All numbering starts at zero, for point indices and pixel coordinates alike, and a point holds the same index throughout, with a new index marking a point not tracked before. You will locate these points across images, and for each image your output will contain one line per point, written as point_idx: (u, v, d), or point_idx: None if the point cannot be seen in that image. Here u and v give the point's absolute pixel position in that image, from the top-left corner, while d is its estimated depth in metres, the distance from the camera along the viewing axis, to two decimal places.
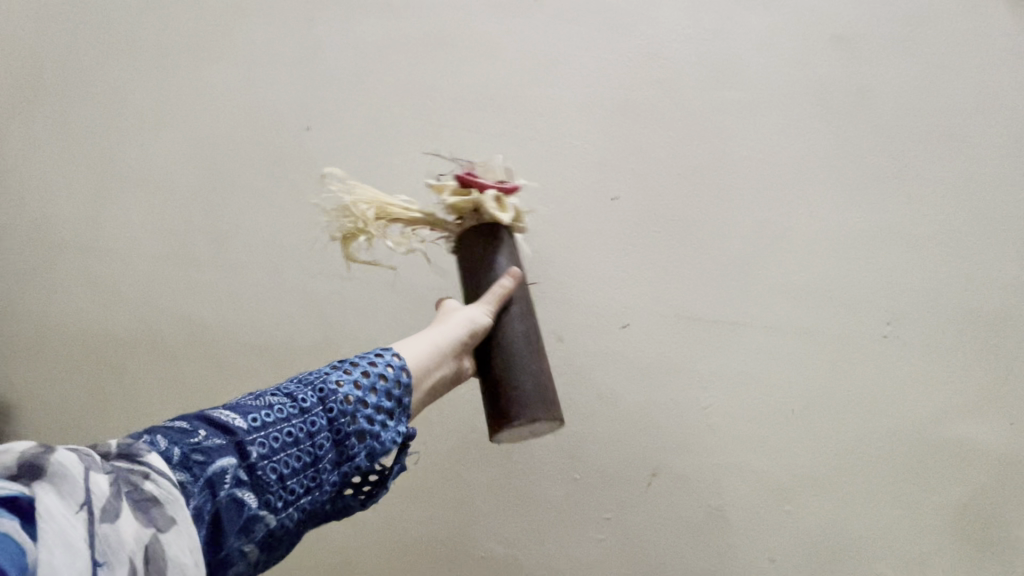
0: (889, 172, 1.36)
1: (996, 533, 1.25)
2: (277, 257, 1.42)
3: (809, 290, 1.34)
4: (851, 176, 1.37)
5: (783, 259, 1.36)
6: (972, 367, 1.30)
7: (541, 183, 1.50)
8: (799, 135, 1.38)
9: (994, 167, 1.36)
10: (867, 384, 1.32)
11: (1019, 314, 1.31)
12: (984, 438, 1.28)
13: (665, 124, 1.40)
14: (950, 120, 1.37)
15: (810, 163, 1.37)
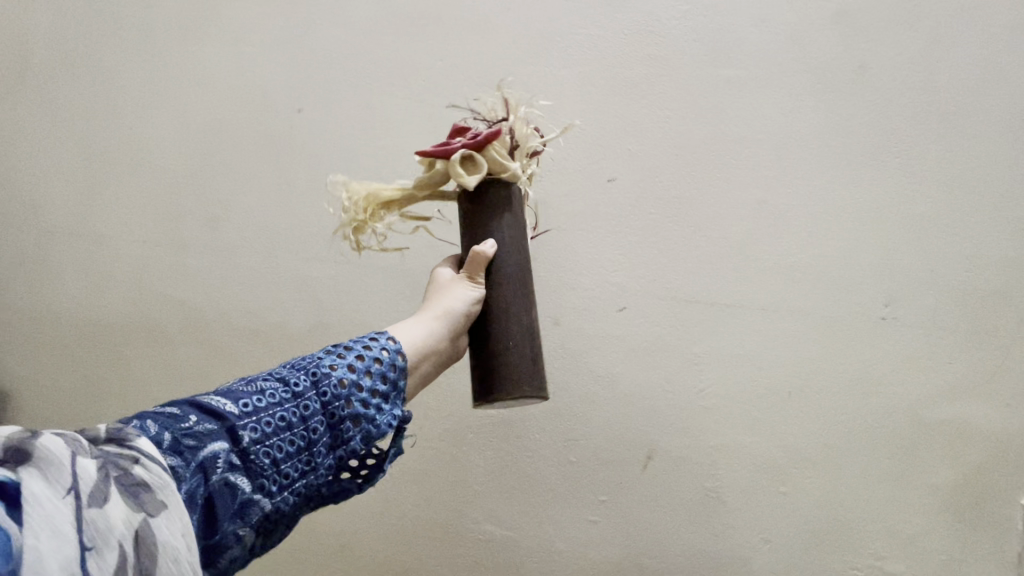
0: (705, 153, 1.35)
1: (712, 512, 1.28)
2: (107, 171, 1.55)
3: (588, 259, 1.36)
4: (657, 158, 1.36)
5: (569, 227, 1.37)
6: (741, 355, 1.31)
7: (359, 105, 1.49)
8: (620, 101, 1.38)
9: (867, 167, 1.33)
10: (615, 359, 1.34)
11: (760, 334, 1.31)
12: (717, 425, 1.30)
13: (480, 67, 1.44)
14: (863, 123, 1.34)
15: (626, 135, 1.37)
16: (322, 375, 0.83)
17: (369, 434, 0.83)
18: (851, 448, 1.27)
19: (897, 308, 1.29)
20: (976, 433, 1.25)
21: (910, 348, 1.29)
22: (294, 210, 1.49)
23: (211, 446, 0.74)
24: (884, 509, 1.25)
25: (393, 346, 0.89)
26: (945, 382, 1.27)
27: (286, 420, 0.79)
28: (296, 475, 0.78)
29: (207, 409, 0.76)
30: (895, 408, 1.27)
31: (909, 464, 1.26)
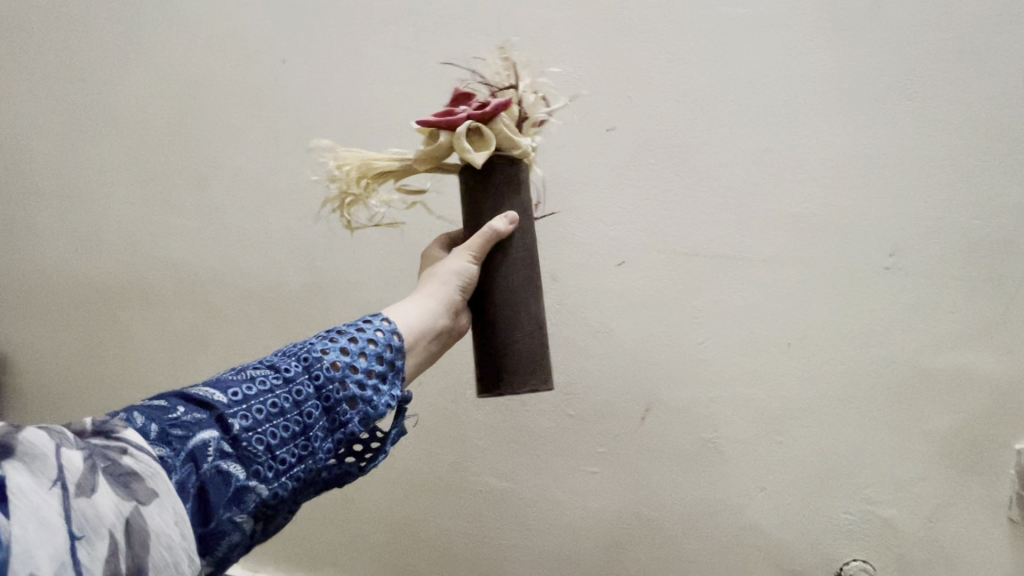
0: (702, 84, 1.14)
1: (709, 471, 1.17)
2: (75, 126, 1.49)
3: (577, 205, 1.21)
4: (654, 94, 1.16)
5: (554, 172, 1.21)
6: (750, 308, 1.14)
7: (307, 39, 1.32)
8: (601, 28, 1.17)
9: (901, 87, 1.08)
10: (611, 312, 1.20)
11: (794, 289, 1.13)
12: (719, 383, 1.16)
13: None
14: (902, 36, 1.08)
15: (613, 67, 1.17)
16: (313, 359, 0.72)
17: (368, 416, 0.72)
18: (866, 409, 1.11)
19: (912, 256, 1.09)
20: (977, 384, 1.08)
21: (929, 300, 1.09)
22: (253, 159, 1.37)
23: (200, 434, 0.64)
24: (893, 471, 1.11)
25: (385, 327, 0.78)
26: (959, 335, 1.08)
27: (280, 405, 0.69)
28: (292, 463, 0.68)
29: (194, 398, 0.66)
30: (903, 362, 1.10)
31: (906, 421, 1.10)
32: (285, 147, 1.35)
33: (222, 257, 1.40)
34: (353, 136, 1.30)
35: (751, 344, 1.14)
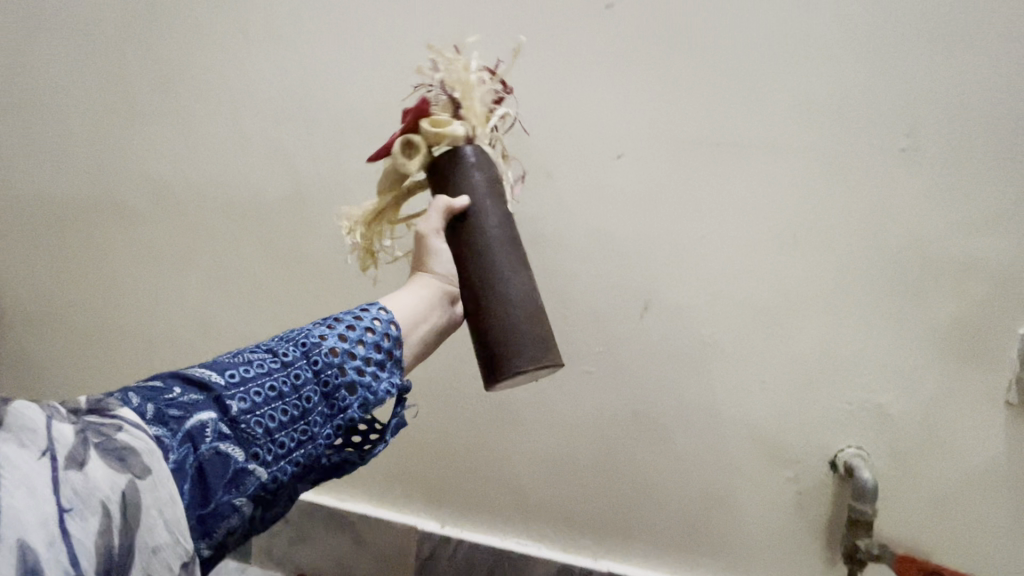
0: (732, 61, 0.68)
1: None
2: None
3: (568, 262, 0.75)
4: (624, 74, 0.71)
5: (538, 209, 0.76)
6: (847, 440, 0.69)
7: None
8: None
9: (926, 50, 0.63)
10: (620, 431, 0.76)
11: (931, 417, 0.67)
12: (791, 552, 0.72)
13: None
14: None
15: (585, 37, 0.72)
16: (312, 340, 0.47)
17: (368, 404, 0.47)
18: (798, 556, 0.72)
19: (922, 337, 0.66)
20: (901, 511, 0.68)
21: (790, 380, 0.70)
22: (117, 185, 0.96)
23: (195, 415, 0.41)
24: None
25: (381, 314, 0.49)
26: (956, 452, 0.66)
27: (276, 390, 0.45)
28: (293, 448, 0.45)
29: (194, 372, 0.43)
30: (754, 471, 0.72)
31: (790, 559, 0.72)
32: (156, 166, 0.94)
33: (119, 315, 0.99)
34: (246, 151, 0.88)
35: (908, 516, 0.68)
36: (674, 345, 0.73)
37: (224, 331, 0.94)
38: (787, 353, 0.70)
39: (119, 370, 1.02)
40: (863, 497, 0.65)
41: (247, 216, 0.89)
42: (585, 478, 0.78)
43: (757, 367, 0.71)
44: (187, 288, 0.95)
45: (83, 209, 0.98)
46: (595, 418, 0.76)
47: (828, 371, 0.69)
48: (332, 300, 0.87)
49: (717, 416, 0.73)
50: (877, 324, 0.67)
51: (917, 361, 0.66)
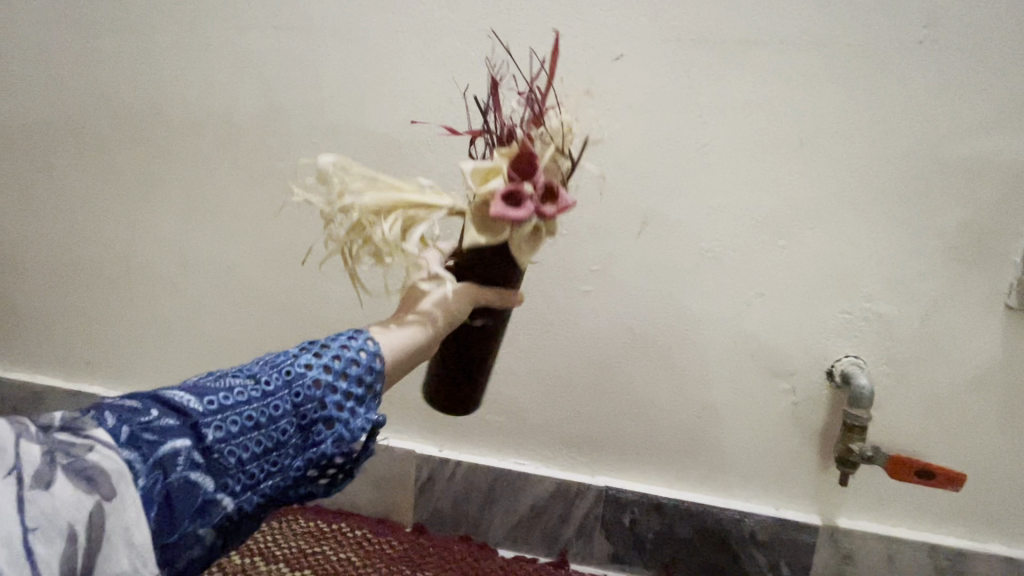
0: None
1: (617, 548, 0.79)
2: None
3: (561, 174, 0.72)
4: None
5: None
6: (841, 348, 0.69)
7: None
8: None
9: None
10: (614, 347, 0.75)
11: (928, 322, 0.66)
12: (780, 459, 0.73)
13: None
14: None
15: None
16: (298, 368, 0.44)
17: (344, 442, 0.43)
18: (786, 463, 0.73)
19: (925, 241, 0.65)
20: (890, 415, 0.69)
21: (786, 289, 0.69)
22: (68, 101, 0.88)
23: (168, 441, 0.37)
24: (853, 557, 0.73)
25: (370, 344, 0.47)
26: (949, 357, 0.66)
27: (254, 420, 0.41)
28: (262, 482, 0.41)
29: (172, 396, 0.39)
30: (747, 382, 0.72)
31: (779, 465, 0.74)
32: (110, 78, 0.86)
33: (88, 250, 0.94)
34: (211, 60, 0.81)
35: (899, 420, 0.69)
36: (672, 258, 0.71)
37: (202, 262, 0.89)
38: (789, 263, 0.68)
39: (90, 303, 0.97)
40: (858, 404, 0.66)
41: (217, 134, 0.83)
42: (582, 396, 0.77)
43: (757, 280, 0.69)
44: (160, 219, 0.89)
45: (40, 135, 0.91)
46: (591, 336, 0.75)
47: (828, 280, 0.68)
48: (314, 223, 0.83)
49: (715, 330, 0.71)
50: (881, 230, 0.65)
51: (918, 268, 0.65)
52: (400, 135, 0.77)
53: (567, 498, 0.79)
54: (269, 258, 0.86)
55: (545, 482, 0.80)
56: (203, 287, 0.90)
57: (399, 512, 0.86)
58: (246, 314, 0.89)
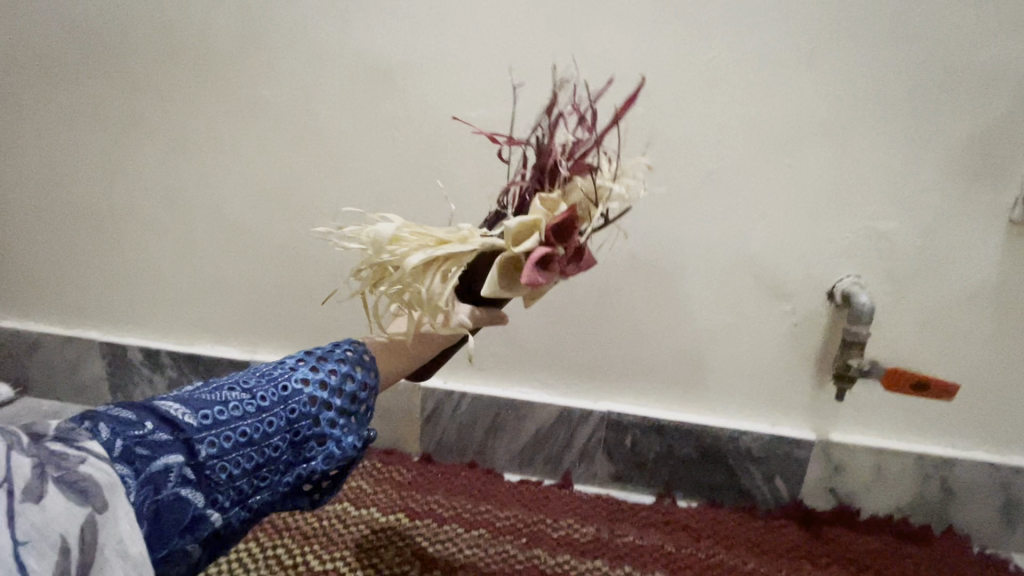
0: None
1: (619, 467, 0.82)
2: None
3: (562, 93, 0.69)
4: None
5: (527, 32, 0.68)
6: (844, 267, 0.69)
7: None
8: None
9: None
10: (617, 273, 0.74)
11: (932, 239, 0.66)
12: (780, 377, 0.75)
13: None
14: None
15: None
16: (293, 386, 0.50)
17: (333, 457, 0.50)
18: (785, 381, 0.75)
19: (933, 154, 0.63)
20: (888, 331, 0.70)
21: (791, 209, 0.68)
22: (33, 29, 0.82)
23: (163, 457, 0.41)
24: (846, 468, 0.76)
25: (362, 362, 0.54)
26: (950, 274, 0.67)
27: (248, 435, 0.46)
28: (251, 494, 0.46)
29: (167, 411, 0.43)
30: (750, 303, 0.72)
31: (777, 384, 0.76)
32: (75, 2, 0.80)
33: (69, 190, 0.91)
34: None
35: (896, 337, 0.70)
36: (676, 181, 0.69)
37: (189, 200, 0.86)
38: (794, 182, 0.67)
39: (76, 247, 0.94)
40: (860, 321, 0.66)
41: (195, 60, 0.78)
42: (584, 324, 0.78)
43: (761, 201, 0.68)
44: (143, 155, 0.86)
45: (6, 66, 0.86)
46: (593, 264, 0.74)
47: (833, 199, 0.67)
48: (303, 155, 0.80)
49: (716, 254, 0.71)
50: (889, 145, 0.64)
51: (925, 183, 0.64)
52: (389, 55, 0.72)
53: (569, 423, 0.81)
54: (259, 193, 0.83)
55: (549, 409, 0.81)
56: (192, 226, 0.88)
57: (406, 443, 0.88)
58: (239, 253, 0.87)
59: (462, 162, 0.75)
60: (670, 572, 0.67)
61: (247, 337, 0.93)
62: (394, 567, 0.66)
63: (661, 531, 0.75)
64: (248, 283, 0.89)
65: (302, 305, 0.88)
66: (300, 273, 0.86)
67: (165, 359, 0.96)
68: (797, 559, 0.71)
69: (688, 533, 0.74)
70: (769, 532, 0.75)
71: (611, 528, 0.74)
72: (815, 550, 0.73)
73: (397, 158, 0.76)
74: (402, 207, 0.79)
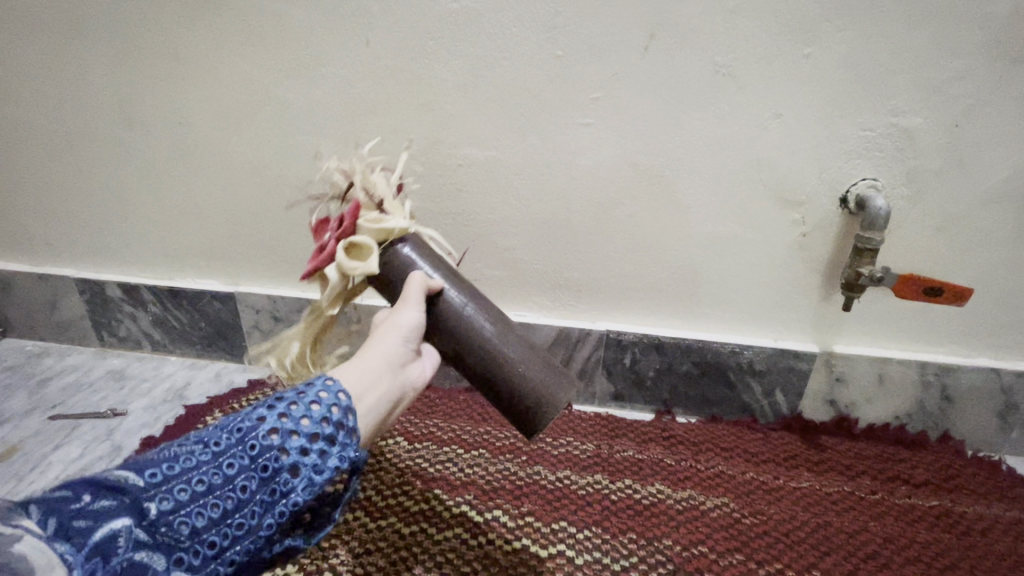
0: None
1: (619, 386, 0.81)
2: None
3: None
4: None
5: None
6: (861, 169, 0.64)
7: None
8: None
9: None
10: (618, 183, 0.69)
11: (959, 133, 0.61)
12: (786, 290, 0.72)
13: None
14: None
15: None
16: (250, 423, 0.42)
17: (314, 486, 0.42)
18: (790, 294, 0.73)
19: (971, 34, 0.57)
20: (901, 237, 0.67)
21: (808, 105, 0.62)
22: None
23: (106, 524, 0.34)
24: (847, 380, 0.75)
25: (329, 385, 0.45)
26: (975, 171, 0.62)
27: (205, 483, 0.39)
28: (227, 546, 0.39)
29: (107, 475, 0.36)
30: (759, 212, 0.68)
31: (783, 297, 0.73)
32: None
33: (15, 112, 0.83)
34: None
35: (908, 243, 0.67)
36: (683, 77, 0.63)
37: (149, 120, 0.79)
38: (812, 75, 0.61)
39: (32, 175, 0.87)
40: (873, 227, 0.63)
41: None
42: (581, 241, 0.74)
43: (775, 97, 0.62)
44: (91, 70, 0.77)
45: None
46: (592, 174, 0.69)
47: (854, 92, 0.61)
48: (269, 61, 0.71)
49: (725, 159, 0.66)
50: (923, 26, 0.57)
51: (956, 70, 0.59)
52: None
53: (567, 345, 0.80)
54: (224, 108, 0.76)
55: (545, 330, 0.79)
56: (157, 150, 0.81)
57: None
58: (209, 177, 0.81)
59: (443, 63, 0.67)
60: (671, 484, 0.68)
61: (229, 268, 0.88)
62: (393, 488, 0.65)
63: (660, 446, 0.75)
64: (224, 210, 0.83)
65: (283, 231, 0.83)
66: (277, 196, 0.80)
67: (145, 294, 0.92)
68: (795, 468, 0.72)
69: (688, 447, 0.74)
70: (768, 443, 0.75)
71: (611, 444, 0.74)
72: (813, 459, 0.73)
73: (373, 61, 0.69)
74: (382, 118, 0.72)
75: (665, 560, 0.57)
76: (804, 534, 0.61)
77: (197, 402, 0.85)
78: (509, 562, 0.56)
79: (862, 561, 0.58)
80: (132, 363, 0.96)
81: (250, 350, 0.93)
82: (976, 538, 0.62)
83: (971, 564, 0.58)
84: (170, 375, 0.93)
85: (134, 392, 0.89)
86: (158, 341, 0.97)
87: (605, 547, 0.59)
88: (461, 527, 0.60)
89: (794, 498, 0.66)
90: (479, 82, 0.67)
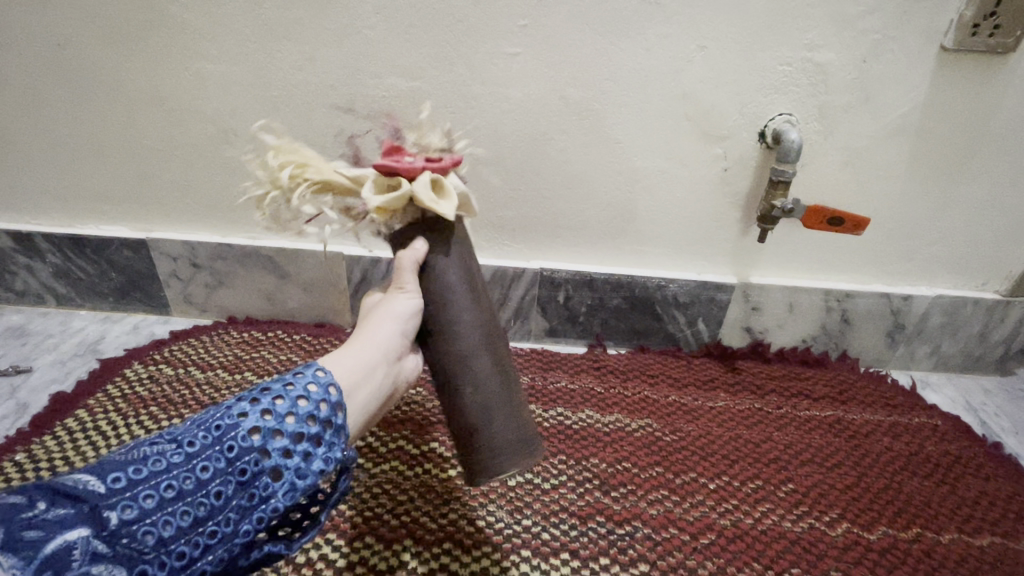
0: None
1: (554, 322, 0.84)
2: None
3: None
4: None
5: None
6: (780, 100, 0.66)
7: None
8: None
9: None
10: (549, 113, 0.68)
11: (868, 67, 0.64)
12: (709, 222, 0.75)
13: None
14: None
15: None
16: (229, 421, 0.37)
17: (296, 491, 0.38)
18: (713, 227, 0.76)
19: None
20: (813, 168, 0.70)
21: (731, 37, 0.63)
22: None
23: (59, 535, 0.29)
24: (763, 306, 0.81)
25: (319, 376, 0.41)
26: (880, 105, 0.66)
27: (176, 488, 0.34)
28: (197, 556, 0.34)
29: (65, 481, 0.32)
30: (685, 143, 0.69)
31: (708, 230, 0.76)
32: None
33: None
34: None
35: (817, 177, 0.71)
36: (610, 4, 0.62)
37: (20, 42, 0.69)
38: (735, 5, 0.61)
39: None
40: (785, 160, 0.66)
41: None
42: (512, 177, 0.73)
43: (699, 27, 0.62)
44: None
45: None
46: (523, 107, 0.68)
47: (773, 26, 0.62)
48: None
49: (652, 90, 0.66)
50: None
51: (866, 5, 0.61)
52: None
53: (501, 284, 0.80)
54: (110, 24, 0.67)
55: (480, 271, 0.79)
56: (33, 76, 0.71)
57: (336, 314, 0.86)
58: (102, 108, 0.73)
59: None
60: (599, 409, 0.71)
61: (135, 213, 0.81)
62: None
63: (591, 375, 0.78)
64: (123, 148, 0.76)
65: (194, 169, 0.76)
66: (183, 132, 0.74)
67: (41, 243, 0.84)
68: (713, 390, 0.78)
69: (618, 376, 0.78)
70: (690, 369, 0.81)
71: (545, 376, 0.77)
72: (729, 380, 0.79)
73: None
74: (295, 43, 0.66)
75: (592, 477, 0.62)
76: (717, 446, 0.67)
77: (113, 355, 0.81)
78: (445, 487, 0.59)
79: (763, 465, 0.65)
80: (35, 318, 0.88)
81: (169, 300, 0.88)
82: (861, 439, 0.70)
83: (854, 461, 0.67)
84: (80, 330, 0.86)
85: (38, 348, 0.82)
86: (63, 295, 0.89)
87: (535, 469, 0.62)
88: (398, 460, 0.62)
89: (709, 416, 0.72)
90: (400, 4, 0.63)
